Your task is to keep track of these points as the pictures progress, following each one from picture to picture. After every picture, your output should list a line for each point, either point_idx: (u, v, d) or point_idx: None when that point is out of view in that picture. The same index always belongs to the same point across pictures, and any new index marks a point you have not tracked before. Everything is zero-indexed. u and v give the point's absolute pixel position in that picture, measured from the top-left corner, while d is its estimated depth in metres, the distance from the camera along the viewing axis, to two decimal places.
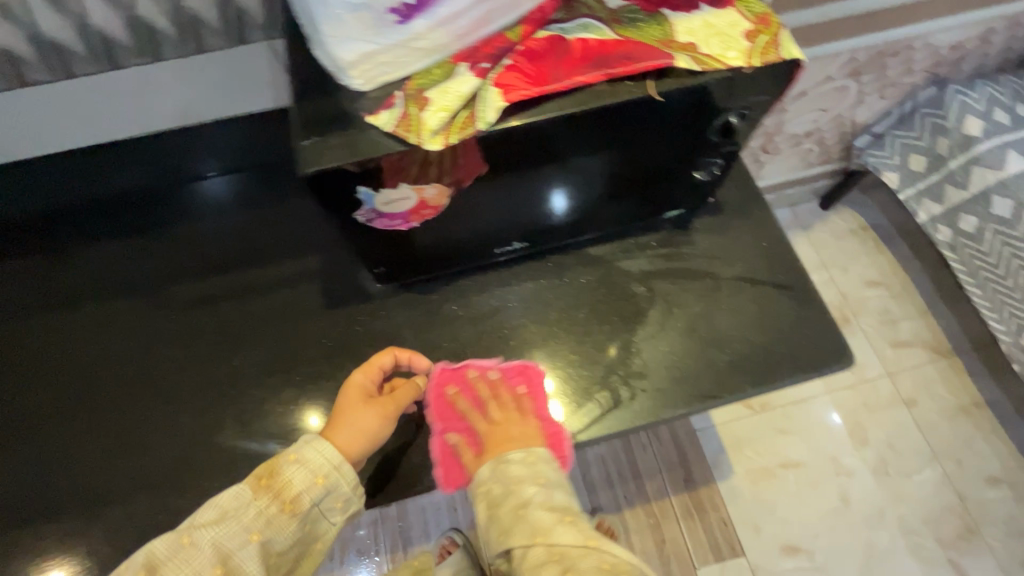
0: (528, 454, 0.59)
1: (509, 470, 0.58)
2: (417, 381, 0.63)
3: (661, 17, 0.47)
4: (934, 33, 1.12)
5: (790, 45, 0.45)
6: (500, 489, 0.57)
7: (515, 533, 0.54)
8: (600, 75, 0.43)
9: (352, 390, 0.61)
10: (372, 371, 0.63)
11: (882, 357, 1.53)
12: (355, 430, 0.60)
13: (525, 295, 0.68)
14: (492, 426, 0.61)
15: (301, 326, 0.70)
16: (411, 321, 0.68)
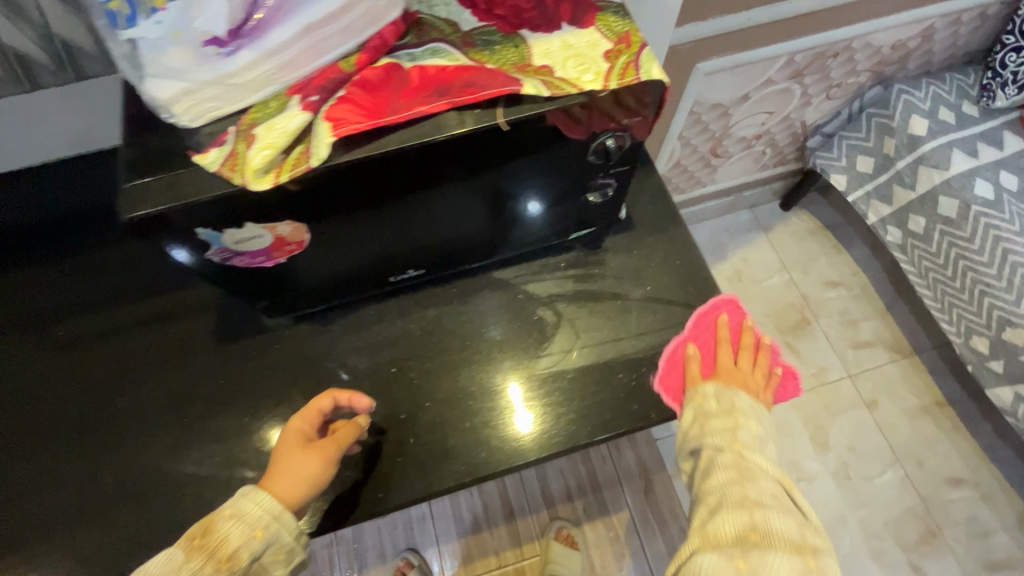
0: (756, 405, 0.58)
1: (737, 402, 0.57)
2: (359, 421, 0.58)
3: (518, 39, 0.44)
4: (874, 33, 1.10)
5: (652, 65, 0.43)
6: (720, 406, 0.57)
7: (717, 435, 0.55)
8: (444, 104, 0.40)
9: (289, 436, 0.55)
10: (309, 416, 0.57)
11: (843, 359, 1.52)
12: (295, 477, 0.53)
13: (428, 322, 0.66)
14: (732, 364, 0.60)
15: (196, 364, 0.64)
16: (309, 353, 0.65)
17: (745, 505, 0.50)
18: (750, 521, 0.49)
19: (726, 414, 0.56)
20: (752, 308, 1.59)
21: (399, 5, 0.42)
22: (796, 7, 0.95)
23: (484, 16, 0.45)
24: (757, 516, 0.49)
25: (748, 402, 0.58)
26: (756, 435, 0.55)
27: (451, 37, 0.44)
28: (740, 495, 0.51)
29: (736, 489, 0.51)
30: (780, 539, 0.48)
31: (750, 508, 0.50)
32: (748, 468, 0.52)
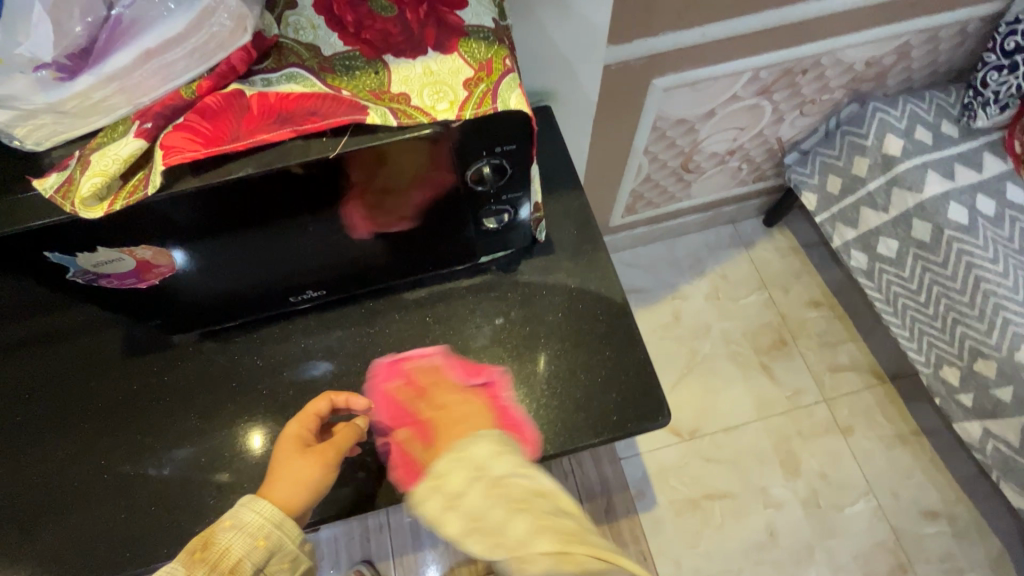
0: (462, 441, 0.50)
1: (440, 468, 0.48)
2: (357, 423, 0.57)
3: (380, 64, 0.43)
4: (843, 49, 1.06)
5: (510, 95, 0.42)
6: (444, 516, 0.44)
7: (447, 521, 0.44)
8: (287, 132, 0.39)
9: (286, 442, 0.55)
10: (306, 420, 0.56)
11: (819, 382, 1.48)
12: (296, 484, 0.52)
13: (333, 344, 0.66)
14: (435, 420, 0.57)
15: (99, 377, 0.64)
16: (212, 372, 0.65)
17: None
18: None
19: (450, 500, 0.44)
20: (729, 327, 1.55)
21: (249, 31, 0.41)
22: (752, 23, 0.93)
23: (350, 39, 0.44)
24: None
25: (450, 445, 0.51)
26: (483, 500, 0.43)
27: (310, 61, 0.43)
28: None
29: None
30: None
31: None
32: (513, 567, 0.41)
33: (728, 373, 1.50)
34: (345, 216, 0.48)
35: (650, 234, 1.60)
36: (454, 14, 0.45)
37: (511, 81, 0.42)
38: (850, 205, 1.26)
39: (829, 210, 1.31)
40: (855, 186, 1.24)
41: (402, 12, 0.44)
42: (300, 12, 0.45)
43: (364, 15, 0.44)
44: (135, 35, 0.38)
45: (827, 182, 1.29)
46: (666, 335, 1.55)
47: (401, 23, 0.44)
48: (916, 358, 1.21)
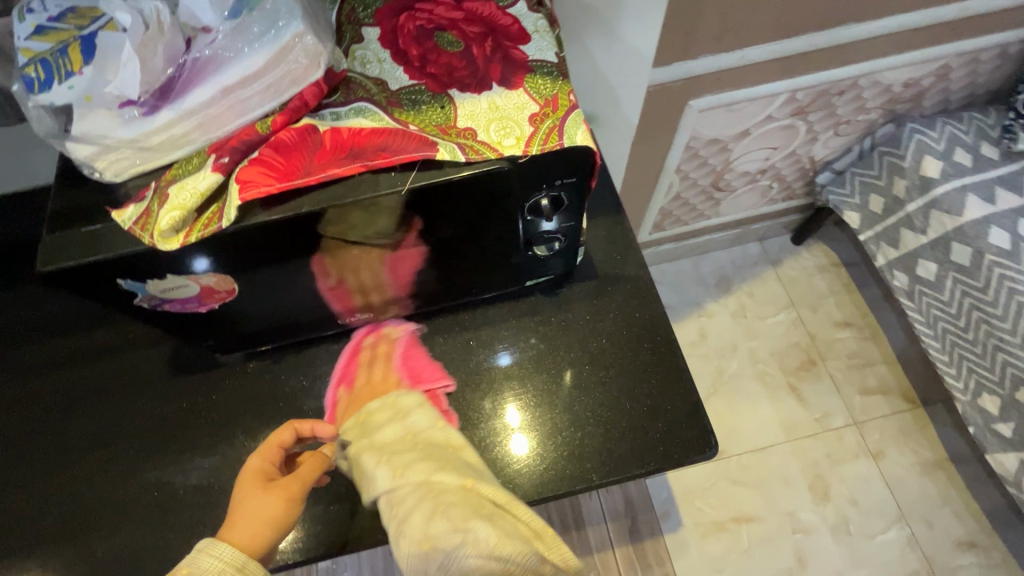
0: (387, 398, 0.60)
1: (366, 412, 0.59)
2: (323, 452, 0.55)
3: (446, 98, 0.44)
4: (881, 72, 1.05)
5: (576, 131, 0.42)
6: (371, 454, 0.55)
7: (375, 453, 0.54)
8: (357, 166, 0.40)
9: (247, 478, 0.51)
10: (269, 452, 0.54)
11: (849, 405, 1.45)
12: (259, 521, 0.48)
13: None
14: (368, 384, 0.63)
15: (147, 395, 0.65)
16: (257, 393, 0.66)
17: (405, 531, 0.48)
18: (416, 537, 0.47)
19: (376, 448, 0.55)
20: (756, 346, 1.53)
21: (322, 67, 0.41)
22: (790, 47, 0.92)
23: (416, 73, 0.45)
24: (415, 530, 0.47)
25: (376, 404, 0.60)
26: (399, 430, 0.56)
27: (378, 94, 0.43)
28: (398, 524, 0.49)
29: (399, 525, 0.49)
30: (439, 534, 0.45)
31: (410, 530, 0.47)
32: (396, 492, 0.51)
33: (755, 393, 1.48)
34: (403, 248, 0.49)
35: (677, 251, 1.60)
36: (518, 49, 0.45)
37: (577, 116, 0.42)
38: (893, 225, 1.24)
39: (874, 229, 1.28)
40: (894, 207, 1.22)
41: (468, 47, 0.45)
42: (366, 46, 0.46)
43: (429, 50, 0.45)
44: (212, 72, 0.39)
45: (869, 202, 1.27)
46: (692, 353, 1.54)
47: (467, 58, 0.45)
48: (955, 385, 1.18)
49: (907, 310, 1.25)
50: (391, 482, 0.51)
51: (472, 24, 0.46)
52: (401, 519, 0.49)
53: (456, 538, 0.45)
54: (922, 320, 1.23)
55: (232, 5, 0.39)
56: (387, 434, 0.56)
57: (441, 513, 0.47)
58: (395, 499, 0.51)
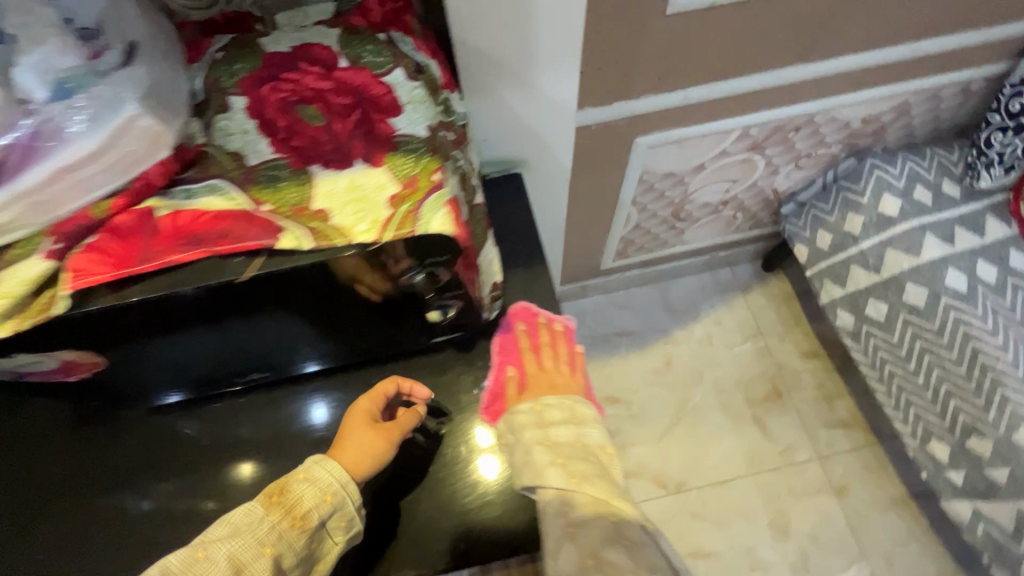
0: (566, 399, 0.68)
1: (545, 404, 0.67)
2: (416, 409, 0.68)
3: (306, 176, 0.42)
4: (836, 109, 1.03)
5: (434, 216, 0.40)
6: (545, 452, 0.63)
7: (559, 442, 0.64)
8: (198, 253, 0.38)
9: (358, 414, 0.65)
10: (375, 398, 0.67)
11: (814, 438, 1.43)
12: (360, 451, 0.63)
13: (281, 418, 0.72)
14: (540, 371, 0.71)
15: (45, 448, 0.66)
16: (161, 445, 0.70)
17: (579, 541, 0.58)
18: (584, 549, 0.57)
19: (545, 426, 0.66)
20: (721, 376, 1.51)
21: (168, 145, 0.40)
22: (737, 87, 0.90)
23: (280, 145, 0.43)
24: (586, 543, 0.57)
25: (553, 398, 0.68)
26: (573, 434, 0.66)
27: (234, 171, 0.42)
28: (566, 524, 0.59)
29: (574, 535, 0.58)
30: (609, 554, 0.57)
31: (579, 540, 0.58)
32: (569, 493, 0.60)
33: (718, 424, 1.46)
34: (284, 325, 0.49)
35: (644, 276, 1.58)
36: (386, 122, 0.44)
37: (436, 199, 0.41)
38: (840, 262, 1.19)
39: (818, 265, 1.23)
40: (841, 244, 1.18)
41: (332, 120, 0.43)
42: (231, 116, 0.44)
43: (295, 121, 0.43)
44: (49, 153, 0.36)
45: (817, 236, 1.23)
46: (657, 382, 1.51)
47: (330, 132, 0.43)
48: (903, 430, 1.14)
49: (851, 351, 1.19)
50: (569, 487, 0.60)
51: (342, 94, 0.44)
52: (571, 527, 0.59)
53: (623, 551, 0.57)
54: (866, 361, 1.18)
55: (55, 84, 0.36)
56: (563, 433, 0.65)
57: (624, 547, 0.57)
58: (570, 502, 0.60)
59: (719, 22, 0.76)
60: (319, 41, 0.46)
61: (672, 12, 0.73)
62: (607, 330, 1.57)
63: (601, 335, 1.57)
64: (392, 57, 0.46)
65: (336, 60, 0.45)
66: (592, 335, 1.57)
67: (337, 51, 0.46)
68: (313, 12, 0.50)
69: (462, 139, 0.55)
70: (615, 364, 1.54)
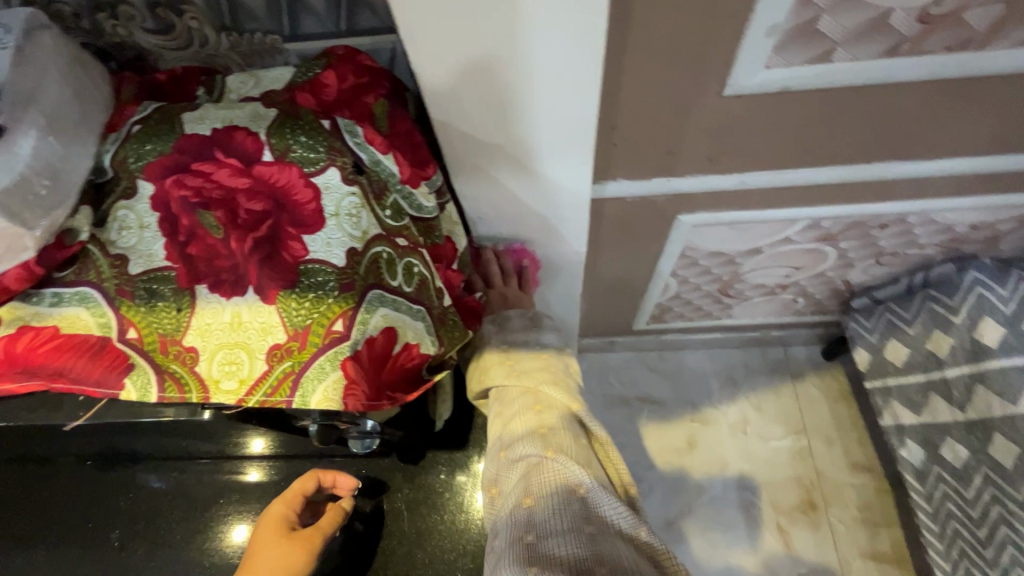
0: (525, 314, 0.66)
1: (504, 318, 0.65)
2: (342, 505, 0.58)
3: (187, 298, 0.34)
4: (938, 212, 0.84)
5: (317, 384, 0.33)
6: (496, 352, 0.62)
7: (511, 345, 0.63)
8: (38, 384, 0.34)
9: (268, 523, 0.55)
10: (292, 499, 0.57)
11: (845, 568, 1.24)
12: (273, 571, 0.53)
13: (236, 493, 0.63)
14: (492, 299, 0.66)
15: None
16: (99, 497, 0.62)
17: (502, 438, 0.55)
18: (506, 440, 0.54)
19: (504, 337, 0.64)
20: (749, 471, 1.34)
21: (31, 248, 0.33)
22: (810, 176, 0.74)
23: (173, 251, 0.36)
24: (510, 431, 0.55)
25: (512, 313, 0.66)
26: (529, 339, 0.64)
27: (110, 281, 0.35)
28: (498, 420, 0.57)
29: (502, 426, 0.56)
30: (523, 440, 0.53)
31: (504, 433, 0.55)
32: (505, 386, 0.59)
33: (736, 526, 1.29)
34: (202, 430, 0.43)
35: (681, 341, 1.43)
36: (298, 242, 0.36)
37: (326, 362, 0.33)
38: (918, 384, 1.00)
39: (885, 380, 1.05)
40: (929, 364, 1.00)
41: (234, 232, 0.35)
42: (132, 205, 0.37)
43: (195, 224, 0.36)
44: None
45: (889, 347, 1.05)
46: (675, 463, 1.36)
47: (228, 246, 0.35)
48: None
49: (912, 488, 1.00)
50: (505, 383, 0.59)
51: (256, 197, 0.36)
52: (502, 421, 0.57)
53: (536, 440, 0.52)
54: (924, 510, 0.98)
55: None
56: (519, 338, 0.64)
57: (536, 438, 0.53)
58: (503, 400, 0.58)
59: (792, 109, 0.62)
60: (246, 124, 0.38)
61: (731, 93, 0.59)
62: (628, 394, 1.44)
63: (622, 397, 1.43)
64: (328, 153, 0.38)
65: (261, 151, 0.37)
66: (612, 395, 1.43)
67: (265, 139, 0.37)
68: (266, 79, 0.43)
69: (420, 241, 0.45)
70: (632, 433, 1.40)
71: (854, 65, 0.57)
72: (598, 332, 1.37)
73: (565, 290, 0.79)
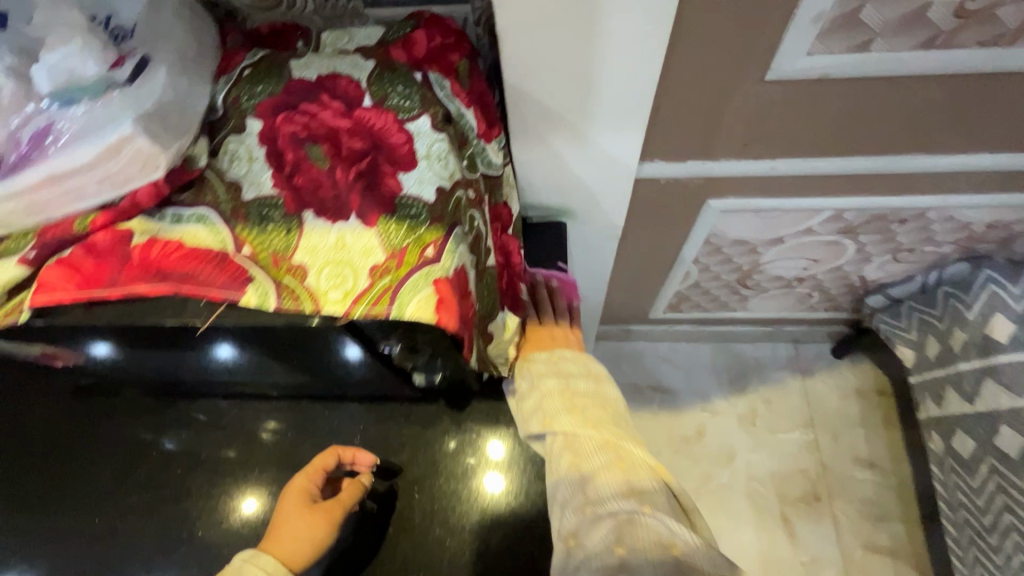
0: (581, 353, 0.64)
1: (562, 356, 0.62)
2: (360, 480, 0.61)
3: (296, 222, 0.38)
4: (958, 208, 0.88)
5: (414, 297, 0.36)
6: (557, 391, 0.59)
7: (576, 389, 0.60)
8: (164, 287, 0.36)
9: (292, 495, 0.58)
10: (313, 474, 0.60)
11: (846, 559, 1.27)
12: (297, 540, 0.56)
13: (279, 429, 0.66)
14: (539, 325, 0.66)
15: (47, 404, 0.66)
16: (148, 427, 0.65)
17: (585, 491, 0.53)
18: (587, 494, 0.52)
19: (564, 375, 0.61)
20: (756, 462, 1.38)
21: (161, 169, 0.37)
22: (839, 166, 0.78)
23: (280, 182, 0.40)
24: (593, 485, 0.52)
25: (568, 350, 0.64)
26: (592, 385, 0.61)
27: (226, 203, 0.39)
28: (570, 467, 0.54)
29: (580, 479, 0.53)
30: (609, 495, 0.51)
31: (583, 487, 0.53)
32: (576, 436, 0.56)
33: (740, 514, 1.33)
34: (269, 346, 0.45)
35: (696, 333, 1.47)
36: (394, 178, 0.39)
37: (421, 278, 0.36)
38: (938, 378, 1.04)
39: (923, 374, 1.07)
40: (944, 359, 1.03)
41: (338, 166, 0.39)
42: (242, 139, 0.41)
43: (301, 158, 0.40)
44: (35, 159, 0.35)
45: (929, 343, 1.06)
46: (684, 450, 1.40)
47: (332, 178, 0.39)
48: None
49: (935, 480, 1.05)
50: (580, 431, 0.56)
51: (357, 137, 0.40)
52: (578, 470, 0.54)
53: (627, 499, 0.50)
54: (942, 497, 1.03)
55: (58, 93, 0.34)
56: (582, 382, 0.61)
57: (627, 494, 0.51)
58: (580, 450, 0.55)
59: (829, 97, 0.66)
60: (348, 72, 0.42)
61: (772, 78, 0.63)
62: (641, 382, 1.47)
63: (634, 385, 1.47)
64: (421, 102, 0.42)
65: (361, 98, 0.41)
66: (625, 382, 1.47)
67: (365, 88, 0.42)
68: (359, 36, 0.46)
69: (486, 196, 0.49)
70: (643, 420, 1.43)
71: (891, 56, 0.60)
72: (615, 319, 1.41)
73: (598, 265, 0.83)
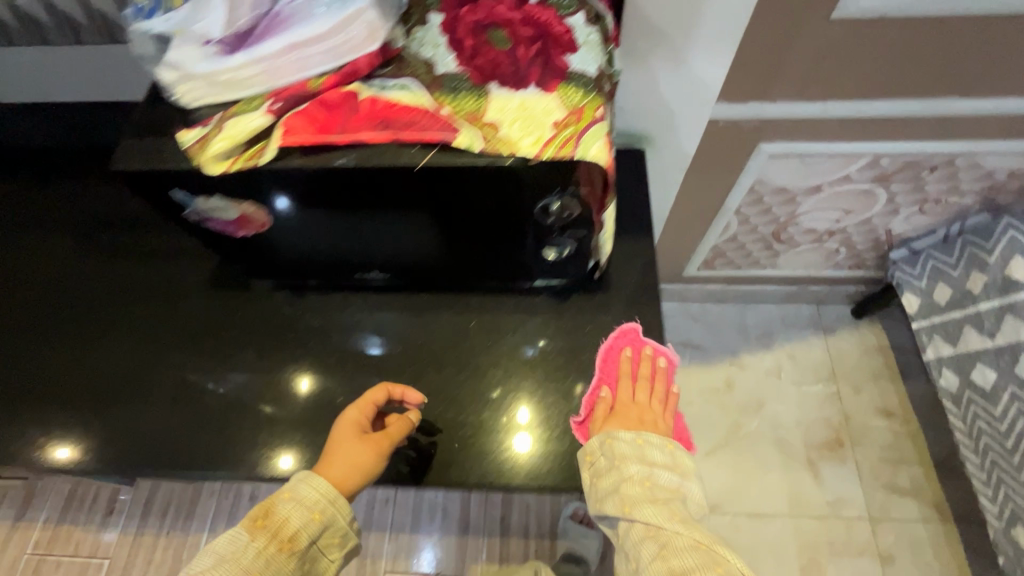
0: (666, 441, 0.67)
1: (648, 441, 0.66)
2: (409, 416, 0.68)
3: (484, 91, 0.47)
4: (984, 154, 0.97)
5: (592, 144, 0.45)
6: (638, 477, 0.62)
7: (655, 477, 0.62)
8: (386, 134, 0.45)
9: (346, 426, 0.65)
10: (365, 408, 0.67)
11: (869, 499, 1.36)
12: (349, 464, 0.63)
13: (381, 325, 0.78)
14: (630, 401, 0.70)
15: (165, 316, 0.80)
16: (253, 339, 0.78)
17: None
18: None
19: (646, 463, 0.64)
20: (783, 412, 1.46)
21: (378, 41, 0.47)
22: (884, 108, 0.87)
23: (464, 62, 0.49)
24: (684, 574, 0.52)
25: (655, 437, 0.66)
26: (673, 481, 0.63)
27: (424, 75, 0.48)
28: (658, 555, 0.55)
29: (668, 567, 0.53)
30: None
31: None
32: (659, 528, 0.57)
33: (768, 459, 1.41)
34: (410, 219, 0.56)
35: (725, 293, 1.56)
36: (561, 59, 0.48)
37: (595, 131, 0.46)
38: (955, 320, 1.13)
39: (931, 318, 1.17)
40: (960, 301, 1.12)
41: (517, 48, 0.48)
42: (427, 29, 0.51)
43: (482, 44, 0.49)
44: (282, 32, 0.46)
45: (935, 289, 1.17)
46: (715, 399, 1.49)
47: (510, 58, 0.48)
48: (988, 509, 1.07)
49: (950, 414, 1.14)
50: (666, 525, 0.57)
51: (527, 26, 0.49)
52: (664, 556, 0.55)
53: None
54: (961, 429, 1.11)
55: None
56: (665, 475, 0.63)
57: None
58: (667, 544, 0.55)
59: (882, 37, 0.75)
60: None
61: (837, 17, 0.72)
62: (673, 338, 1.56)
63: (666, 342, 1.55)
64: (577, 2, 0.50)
65: None
66: None
67: None
68: None
69: None
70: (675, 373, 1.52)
71: None
72: None
73: None
